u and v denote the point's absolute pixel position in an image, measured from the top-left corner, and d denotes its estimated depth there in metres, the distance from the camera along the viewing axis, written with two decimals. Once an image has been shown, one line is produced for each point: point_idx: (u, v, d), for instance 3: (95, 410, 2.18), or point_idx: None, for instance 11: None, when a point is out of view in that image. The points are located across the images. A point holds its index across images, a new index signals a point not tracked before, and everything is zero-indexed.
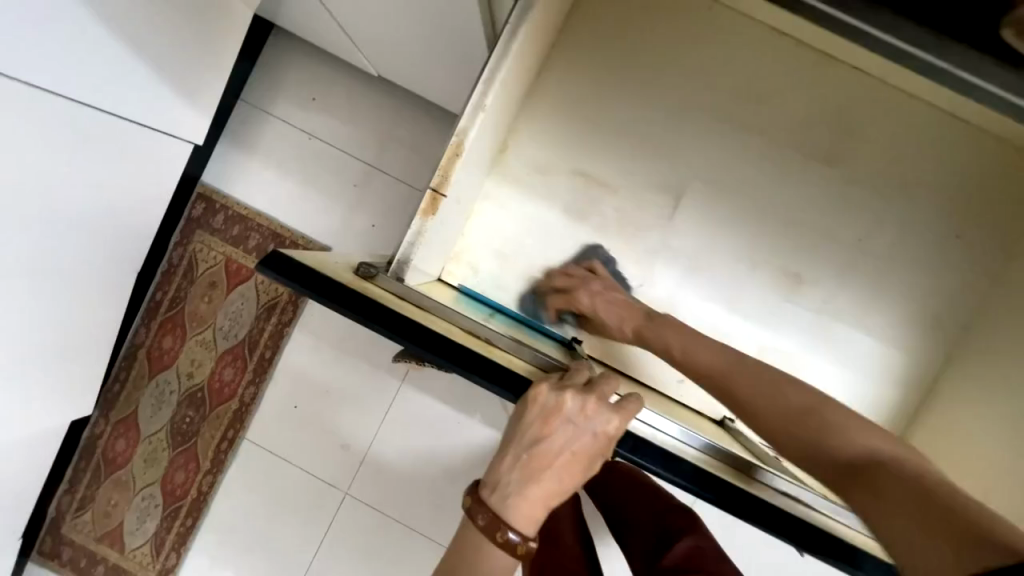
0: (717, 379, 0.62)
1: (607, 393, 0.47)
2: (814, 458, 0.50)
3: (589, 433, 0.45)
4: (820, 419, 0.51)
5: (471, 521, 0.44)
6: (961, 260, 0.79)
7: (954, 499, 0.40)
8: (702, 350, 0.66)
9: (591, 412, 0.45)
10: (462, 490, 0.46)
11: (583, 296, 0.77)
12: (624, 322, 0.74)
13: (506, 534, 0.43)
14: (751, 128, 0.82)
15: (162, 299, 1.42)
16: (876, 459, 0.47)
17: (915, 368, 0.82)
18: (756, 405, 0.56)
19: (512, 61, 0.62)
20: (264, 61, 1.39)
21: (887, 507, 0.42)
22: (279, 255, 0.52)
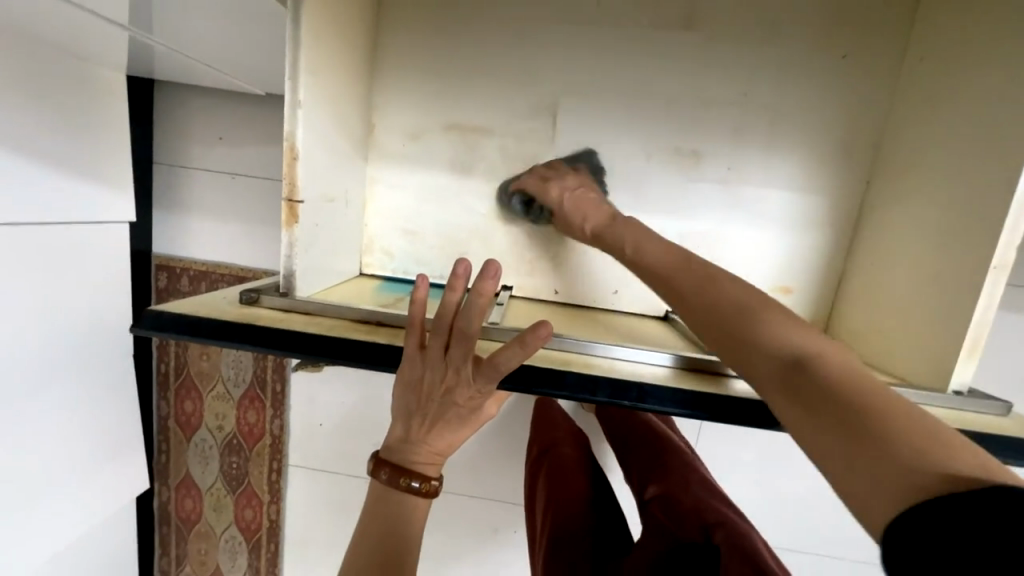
0: (667, 288, 0.57)
1: (465, 355, 0.45)
2: (752, 364, 0.47)
3: (459, 395, 0.46)
4: (754, 323, 0.48)
5: (378, 478, 0.51)
6: (850, 77, 0.76)
7: (886, 419, 0.37)
8: (658, 254, 0.60)
9: (452, 377, 0.46)
10: (368, 459, 0.52)
11: (554, 189, 0.73)
12: (588, 220, 0.70)
13: (408, 483, 0.49)
14: (601, 17, 0.78)
15: (168, 369, 1.49)
16: (799, 358, 0.44)
17: (841, 203, 0.80)
18: (697, 313, 0.53)
19: (317, 43, 0.61)
20: (159, 113, 1.34)
21: (814, 417, 0.40)
22: (152, 313, 0.55)
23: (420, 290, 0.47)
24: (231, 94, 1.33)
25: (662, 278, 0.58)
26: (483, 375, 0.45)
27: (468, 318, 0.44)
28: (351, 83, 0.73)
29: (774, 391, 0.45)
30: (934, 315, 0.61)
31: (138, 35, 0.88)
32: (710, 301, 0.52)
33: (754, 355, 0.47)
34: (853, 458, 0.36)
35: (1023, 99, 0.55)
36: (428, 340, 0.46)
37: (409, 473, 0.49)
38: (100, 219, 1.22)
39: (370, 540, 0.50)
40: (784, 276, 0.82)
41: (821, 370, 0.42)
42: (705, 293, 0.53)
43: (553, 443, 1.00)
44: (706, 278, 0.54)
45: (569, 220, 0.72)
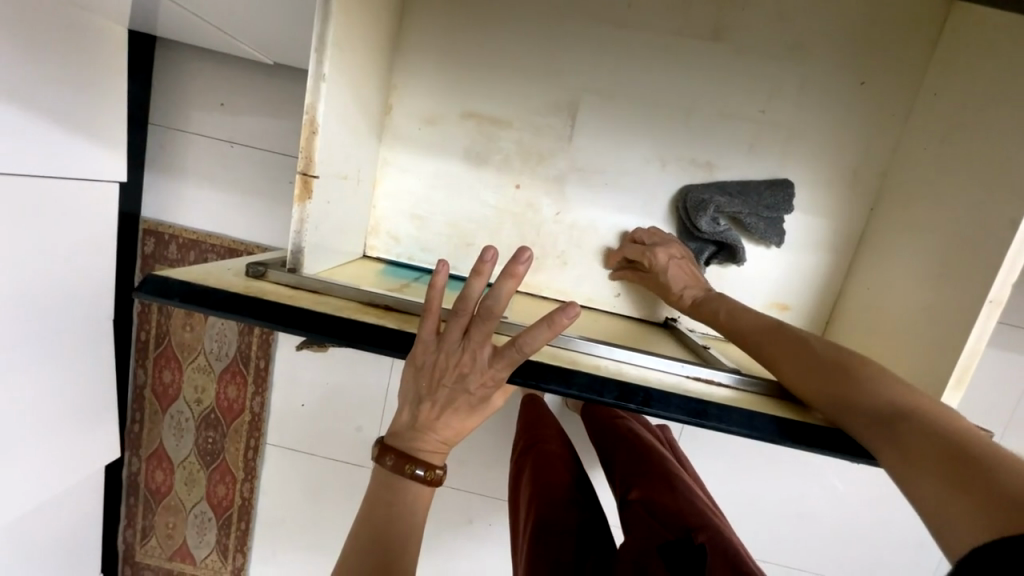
0: (755, 341, 0.62)
1: (483, 339, 0.45)
2: (848, 411, 0.51)
3: (471, 381, 0.46)
4: (845, 371, 0.52)
5: (382, 464, 0.50)
6: (864, 105, 0.78)
7: (985, 463, 0.40)
8: (747, 315, 0.65)
9: (468, 362, 0.46)
10: (372, 444, 0.51)
11: (659, 256, 0.76)
12: (686, 287, 0.74)
13: (412, 470, 0.49)
14: (628, 19, 0.78)
15: (147, 338, 1.45)
16: (896, 408, 0.48)
17: (843, 226, 0.82)
18: (781, 365, 0.58)
19: (346, 16, 0.59)
20: (160, 73, 1.30)
21: (913, 463, 0.44)
22: (155, 277, 0.53)
23: (439, 277, 0.46)
24: (238, 60, 1.29)
25: (740, 331, 0.64)
26: (499, 362, 0.46)
27: (493, 301, 0.44)
28: (373, 61, 0.71)
29: (883, 448, 0.47)
30: (927, 342, 0.63)
31: None
32: (798, 350, 0.57)
33: (856, 407, 0.50)
34: (949, 503, 0.40)
35: None
36: (447, 323, 0.46)
37: (413, 460, 0.49)
38: (89, 176, 1.17)
39: (368, 521, 0.50)
40: (782, 293, 0.84)
41: (921, 421, 0.46)
42: (793, 346, 0.58)
43: (540, 438, 1.01)
44: (793, 337, 0.59)
45: (670, 288, 0.75)
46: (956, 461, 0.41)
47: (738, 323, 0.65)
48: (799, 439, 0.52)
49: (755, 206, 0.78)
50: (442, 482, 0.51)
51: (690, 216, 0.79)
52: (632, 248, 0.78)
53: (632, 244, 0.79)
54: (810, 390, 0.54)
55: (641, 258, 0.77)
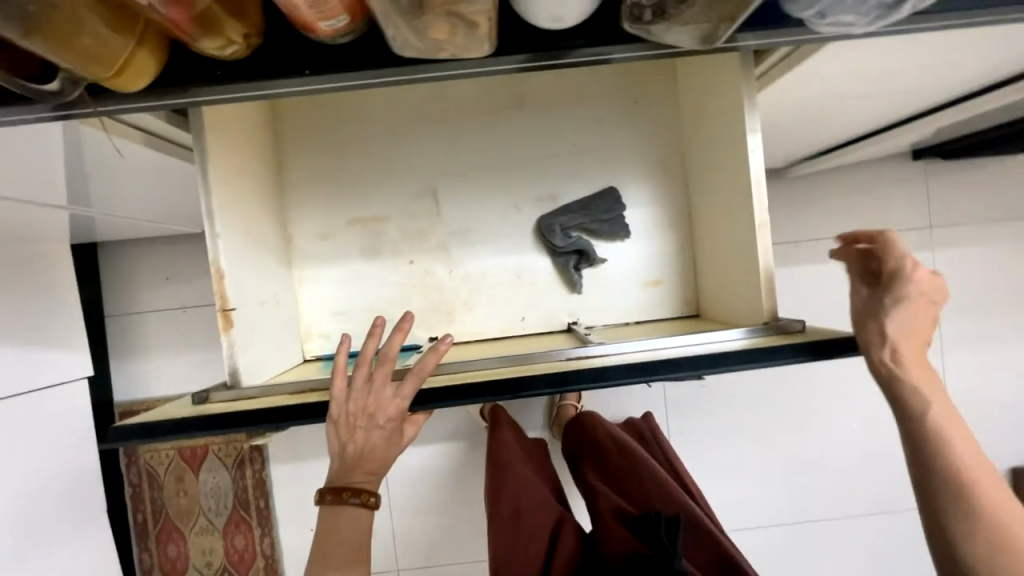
0: (904, 379, 0.65)
1: (385, 382, 0.59)
2: (923, 459, 0.68)
3: (382, 418, 0.59)
4: (944, 434, 0.67)
5: (326, 502, 0.61)
6: (645, 116, 1.00)
7: (999, 515, 0.66)
8: (915, 347, 0.65)
9: (376, 403, 0.59)
10: (315, 492, 0.61)
11: (925, 280, 0.63)
12: (916, 334, 0.64)
13: (351, 499, 0.60)
14: (451, 113, 1.00)
15: (145, 518, 1.50)
16: (962, 466, 0.67)
17: (673, 205, 1.01)
18: (903, 407, 0.67)
19: (227, 186, 0.78)
20: (106, 272, 1.48)
21: (957, 498, 0.67)
22: (117, 428, 0.65)
23: (342, 346, 0.61)
24: (171, 238, 1.49)
25: (893, 368, 0.65)
26: (399, 394, 0.59)
27: (387, 350, 0.60)
28: (264, 208, 0.90)
29: (927, 483, 0.69)
30: (745, 271, 0.79)
31: (74, 209, 1.03)
32: (926, 410, 0.66)
33: (936, 460, 0.67)
34: (967, 526, 0.67)
35: (734, 107, 0.77)
36: (352, 376, 0.59)
37: (350, 490, 0.60)
38: (62, 380, 1.28)
39: (325, 552, 0.61)
40: (651, 271, 1.01)
41: (974, 481, 0.67)
42: (922, 402, 0.66)
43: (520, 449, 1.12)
44: (932, 400, 0.66)
45: (897, 329, 0.64)
46: (982, 508, 0.66)
47: (898, 357, 0.64)
48: (635, 375, 0.61)
49: (597, 215, 0.97)
50: (379, 505, 0.62)
51: (553, 240, 0.96)
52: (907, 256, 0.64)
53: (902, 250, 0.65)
54: (912, 433, 0.68)
55: (907, 275, 0.64)
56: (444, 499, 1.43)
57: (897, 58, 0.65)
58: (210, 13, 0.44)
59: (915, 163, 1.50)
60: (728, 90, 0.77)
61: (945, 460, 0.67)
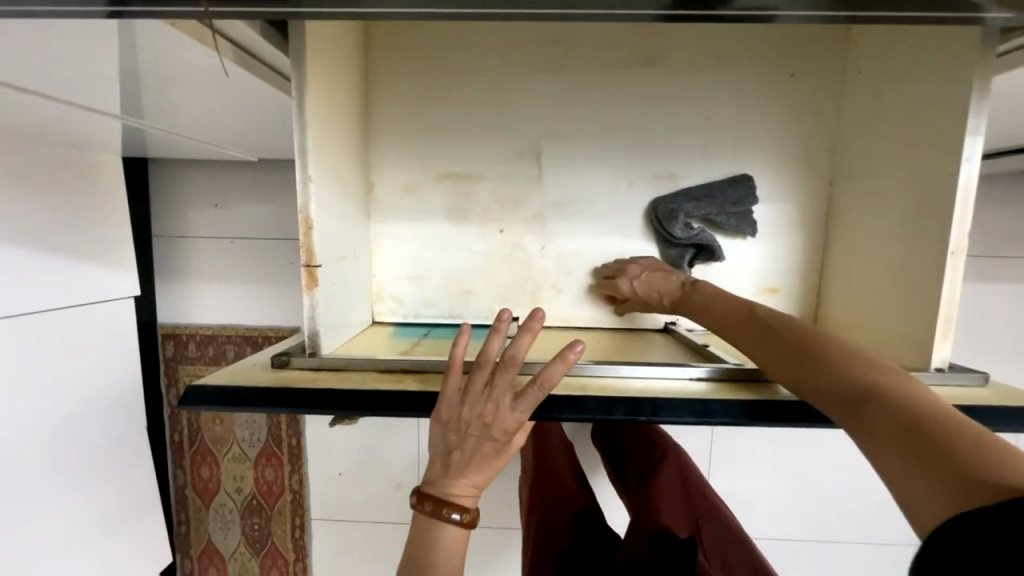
0: (738, 326, 0.63)
1: (505, 390, 0.50)
2: (820, 390, 0.53)
3: (496, 429, 0.51)
4: (813, 356, 0.54)
5: (421, 510, 0.54)
6: (800, 96, 0.84)
7: (951, 436, 0.42)
8: (722, 308, 0.66)
9: (492, 412, 0.50)
10: (409, 494, 0.55)
11: (624, 283, 0.81)
12: (663, 293, 0.76)
13: (448, 514, 0.53)
14: (568, 63, 0.85)
15: (181, 439, 1.50)
16: (862, 390, 0.49)
17: (809, 204, 0.87)
18: (753, 349, 0.60)
19: (320, 122, 0.67)
20: (157, 188, 1.40)
21: (884, 444, 0.45)
22: (193, 388, 0.58)
23: (461, 337, 0.53)
24: (225, 163, 1.39)
25: (718, 321, 0.65)
26: (520, 405, 0.51)
27: (514, 351, 0.51)
28: (350, 150, 0.79)
29: (863, 438, 0.48)
30: (906, 304, 0.68)
31: (131, 118, 0.93)
32: (768, 335, 0.59)
33: (829, 392, 0.52)
34: (926, 489, 0.41)
35: (950, 97, 0.61)
36: (470, 375, 0.51)
37: (449, 504, 0.53)
38: (107, 297, 1.25)
39: (411, 566, 0.54)
40: (770, 278, 0.88)
41: (891, 405, 0.47)
42: (766, 332, 0.59)
43: (555, 455, 1.12)
44: (771, 324, 0.60)
45: (652, 301, 0.77)
46: (915, 437, 0.44)
47: (708, 314, 0.67)
48: (770, 416, 0.56)
49: (724, 207, 0.84)
50: (476, 523, 0.55)
51: (671, 229, 0.83)
52: (622, 283, 0.81)
53: (602, 283, 0.86)
54: (782, 371, 0.57)
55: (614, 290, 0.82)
56: None
57: None
58: None
59: None
60: (944, 75, 0.62)
61: (837, 384, 0.51)
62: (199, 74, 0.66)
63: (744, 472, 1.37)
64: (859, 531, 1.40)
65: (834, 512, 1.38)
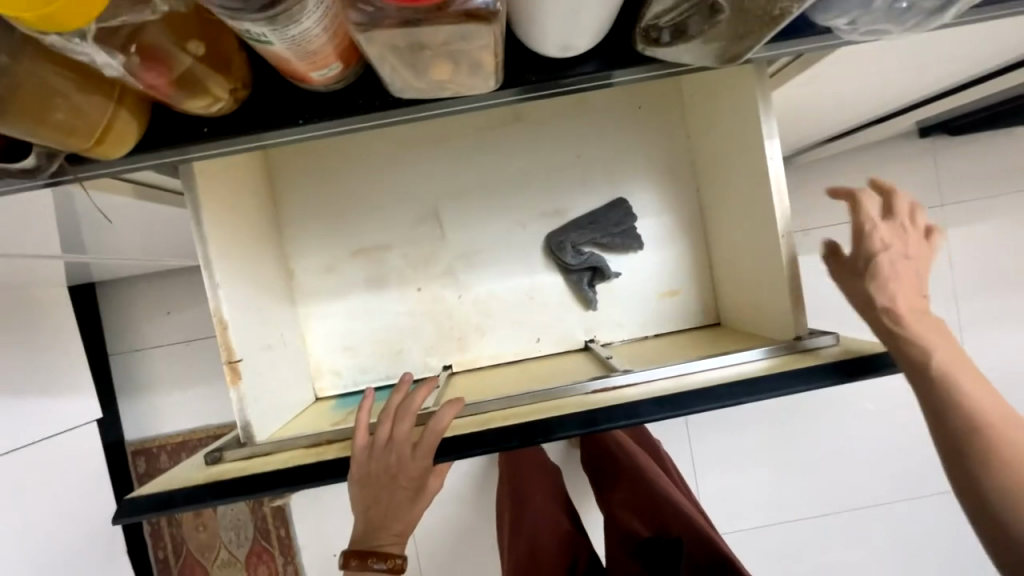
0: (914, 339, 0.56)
1: (407, 440, 0.57)
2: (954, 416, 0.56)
3: (405, 478, 0.57)
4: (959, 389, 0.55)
5: (351, 567, 0.60)
6: (651, 122, 0.96)
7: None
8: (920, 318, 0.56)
9: (399, 464, 0.56)
10: (339, 554, 0.60)
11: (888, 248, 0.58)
12: (896, 288, 0.57)
13: (374, 563, 0.59)
14: (448, 132, 0.96)
15: (166, 555, 1.48)
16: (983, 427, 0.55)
17: (685, 212, 0.97)
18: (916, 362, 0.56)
19: (223, 231, 0.74)
20: (108, 311, 1.45)
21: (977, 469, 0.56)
22: (130, 500, 0.62)
23: (365, 401, 0.60)
24: (170, 274, 1.46)
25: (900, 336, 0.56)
26: (421, 453, 0.56)
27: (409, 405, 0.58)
28: (263, 246, 0.87)
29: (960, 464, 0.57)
30: (767, 284, 0.76)
31: (65, 257, 0.99)
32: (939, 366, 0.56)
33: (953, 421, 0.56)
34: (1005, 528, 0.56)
35: (749, 111, 0.72)
36: (374, 435, 0.57)
37: (374, 555, 0.59)
38: (70, 426, 1.25)
39: None
40: (667, 281, 0.97)
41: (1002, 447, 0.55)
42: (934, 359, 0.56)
43: (532, 482, 1.11)
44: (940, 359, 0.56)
45: (872, 291, 0.58)
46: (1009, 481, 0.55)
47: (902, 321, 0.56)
48: (659, 412, 0.60)
49: (610, 233, 0.94)
50: (405, 567, 0.61)
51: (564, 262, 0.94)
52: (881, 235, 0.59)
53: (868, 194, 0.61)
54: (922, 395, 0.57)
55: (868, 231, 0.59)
56: (468, 520, 1.41)
57: (927, 45, 0.61)
58: (191, 73, 0.41)
59: (922, 140, 1.45)
60: (739, 93, 0.73)
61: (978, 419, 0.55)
62: (109, 211, 0.74)
63: (719, 463, 1.41)
64: (844, 496, 1.43)
65: (819, 480, 1.42)
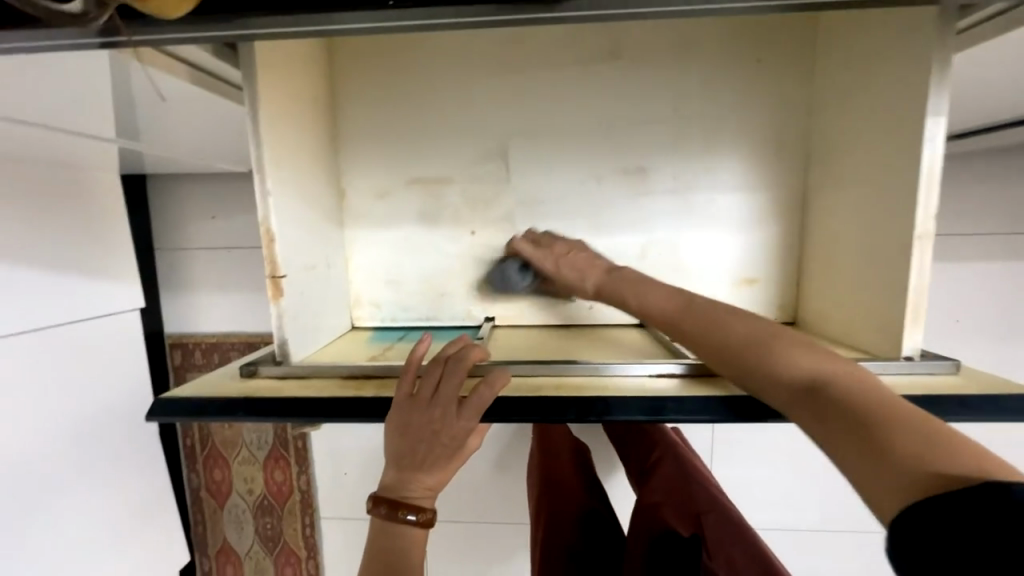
0: (673, 321, 0.59)
1: (453, 394, 0.53)
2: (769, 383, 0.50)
3: (445, 433, 0.53)
4: (756, 347, 0.52)
5: (378, 513, 0.57)
6: (768, 81, 0.82)
7: (899, 433, 0.39)
8: (656, 293, 0.62)
9: (441, 418, 0.53)
10: (367, 496, 0.58)
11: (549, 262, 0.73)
12: (585, 278, 0.70)
13: (404, 514, 0.56)
14: (531, 60, 0.85)
15: (193, 444, 1.56)
16: (812, 381, 0.47)
17: (783, 192, 0.85)
18: (693, 340, 0.57)
19: (278, 135, 0.68)
20: (156, 204, 1.45)
21: (837, 435, 0.43)
22: (164, 400, 0.60)
23: (420, 345, 0.57)
24: (218, 176, 1.43)
25: (662, 317, 0.60)
26: (465, 412, 0.53)
27: (460, 359, 0.55)
28: (317, 159, 0.80)
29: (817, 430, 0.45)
30: (877, 293, 0.66)
31: (116, 140, 0.95)
32: (715, 334, 0.55)
33: (771, 381, 0.50)
34: (866, 460, 0.39)
35: (912, 79, 0.59)
36: (419, 383, 0.54)
37: (405, 506, 0.56)
38: (114, 310, 1.29)
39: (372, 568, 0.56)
40: (747, 268, 0.87)
41: (840, 393, 0.45)
42: (714, 328, 0.56)
43: (559, 450, 1.08)
44: (704, 318, 0.57)
45: (573, 283, 0.71)
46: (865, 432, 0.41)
47: (629, 299, 0.64)
48: (734, 412, 0.54)
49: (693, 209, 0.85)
50: (434, 523, 0.58)
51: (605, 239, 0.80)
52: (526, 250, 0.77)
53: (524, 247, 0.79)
54: (725, 365, 0.54)
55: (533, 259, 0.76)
56: (478, 468, 1.42)
57: None
58: None
59: None
60: (907, 54, 0.59)
61: (792, 375, 0.49)
62: (163, 95, 0.68)
63: None
64: None
65: None
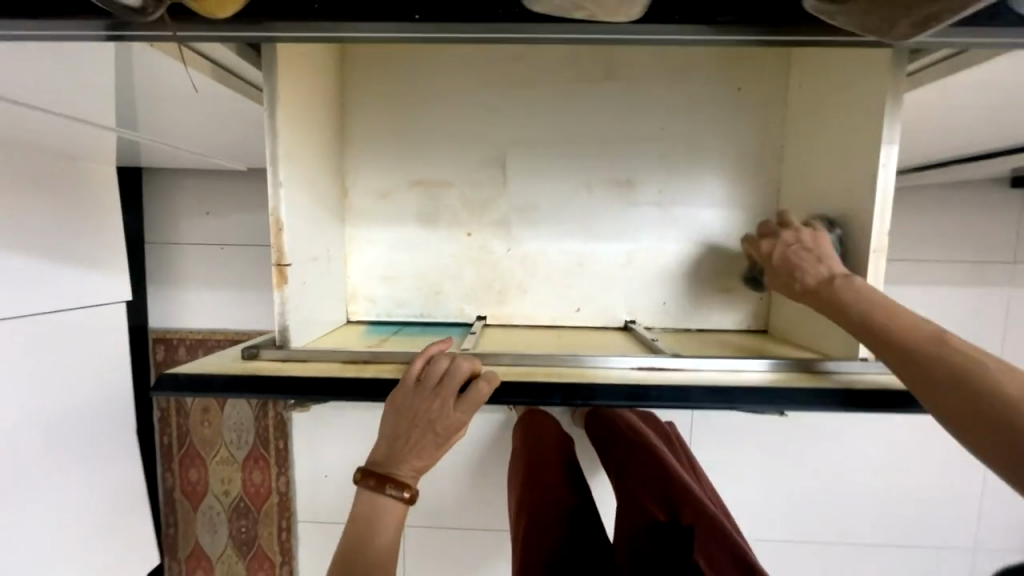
0: (848, 320, 0.59)
1: (456, 389, 0.57)
2: (933, 381, 0.52)
3: (441, 422, 0.57)
4: (927, 350, 0.53)
5: (365, 485, 0.62)
6: (745, 107, 0.90)
7: None
8: (842, 294, 0.60)
9: (441, 409, 0.57)
10: (355, 468, 0.63)
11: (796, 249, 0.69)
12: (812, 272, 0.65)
13: (389, 490, 0.61)
14: (530, 77, 0.91)
15: (171, 442, 1.54)
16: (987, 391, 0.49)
17: (757, 209, 0.92)
18: (861, 335, 0.57)
19: (292, 131, 0.72)
20: (150, 198, 1.46)
21: (999, 447, 0.47)
22: (167, 377, 0.62)
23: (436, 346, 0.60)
24: (215, 174, 1.45)
25: (842, 312, 0.59)
26: (463, 407, 0.57)
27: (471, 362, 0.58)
28: (324, 157, 0.84)
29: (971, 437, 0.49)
30: None
31: (119, 131, 0.98)
32: (887, 335, 0.55)
33: (935, 381, 0.52)
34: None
35: (870, 111, 0.66)
36: (426, 375, 0.57)
37: (392, 482, 0.62)
38: (100, 301, 1.28)
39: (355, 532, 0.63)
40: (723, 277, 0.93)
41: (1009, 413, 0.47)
42: (884, 329, 0.56)
43: (545, 443, 1.13)
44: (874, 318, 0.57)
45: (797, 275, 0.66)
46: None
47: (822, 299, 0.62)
48: (707, 399, 0.58)
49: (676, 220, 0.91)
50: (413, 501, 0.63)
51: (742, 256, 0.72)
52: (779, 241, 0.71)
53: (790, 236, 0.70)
54: (889, 362, 0.55)
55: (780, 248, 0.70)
56: (460, 471, 1.44)
57: None
58: None
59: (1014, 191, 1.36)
60: (866, 88, 0.67)
61: (959, 381, 0.50)
62: (179, 89, 0.71)
63: (719, 470, 1.40)
64: (830, 528, 1.43)
65: (817, 505, 1.41)
